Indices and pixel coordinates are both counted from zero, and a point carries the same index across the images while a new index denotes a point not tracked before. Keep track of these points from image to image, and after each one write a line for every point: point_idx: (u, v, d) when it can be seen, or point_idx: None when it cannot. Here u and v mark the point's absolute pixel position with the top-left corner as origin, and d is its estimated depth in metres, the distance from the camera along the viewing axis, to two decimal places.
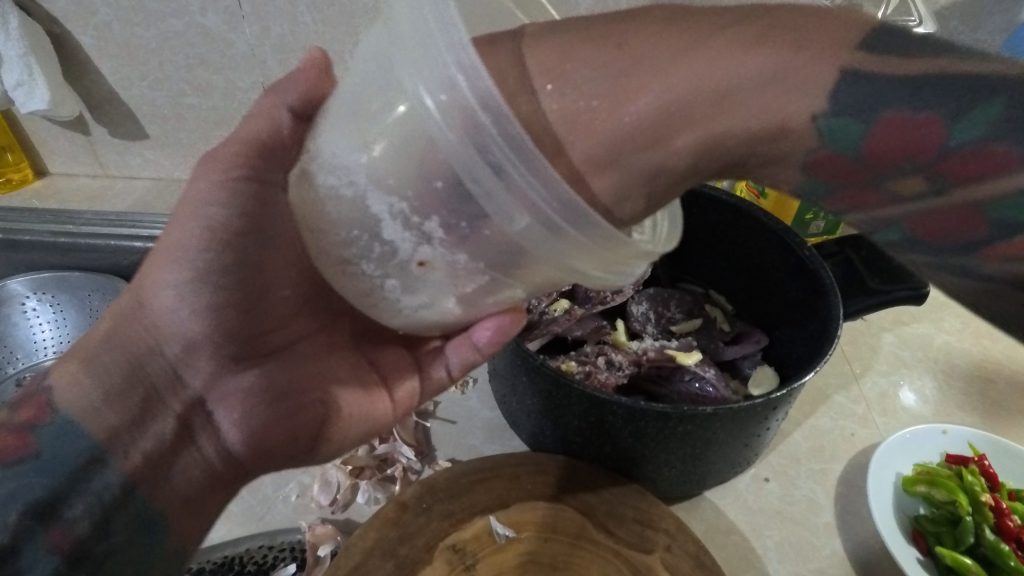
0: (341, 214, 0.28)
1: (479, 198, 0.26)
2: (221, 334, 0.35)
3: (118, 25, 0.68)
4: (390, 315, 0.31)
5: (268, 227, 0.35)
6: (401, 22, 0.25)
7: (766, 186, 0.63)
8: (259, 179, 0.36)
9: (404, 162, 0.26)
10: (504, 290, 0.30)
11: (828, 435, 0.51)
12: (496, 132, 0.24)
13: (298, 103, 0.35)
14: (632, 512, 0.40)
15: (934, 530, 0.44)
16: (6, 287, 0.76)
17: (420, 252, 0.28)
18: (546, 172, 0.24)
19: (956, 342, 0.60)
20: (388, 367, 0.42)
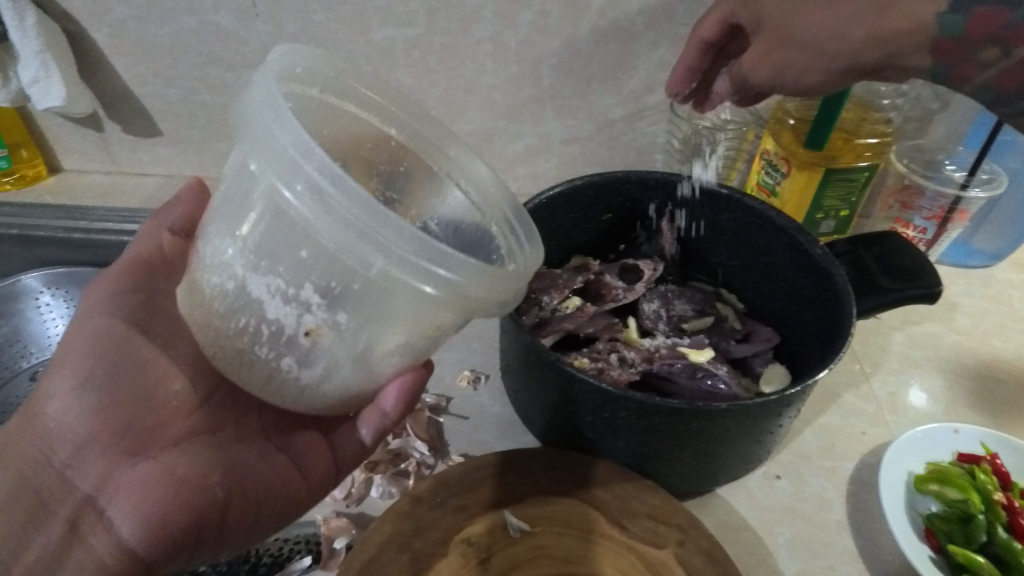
0: (231, 306, 0.33)
1: (352, 276, 0.31)
2: (110, 432, 0.38)
3: (132, 23, 0.69)
4: (292, 391, 0.35)
5: (151, 325, 0.42)
6: (252, 124, 0.31)
7: (778, 185, 0.63)
8: (144, 289, 0.43)
9: (278, 239, 0.31)
10: (396, 348, 0.34)
11: (839, 433, 0.51)
12: (342, 205, 0.28)
13: (177, 225, 0.47)
14: (645, 507, 0.41)
15: (946, 529, 0.44)
16: (21, 282, 0.77)
17: (304, 319, 0.32)
18: (390, 220, 0.28)
19: (966, 342, 0.60)
20: (304, 447, 0.43)
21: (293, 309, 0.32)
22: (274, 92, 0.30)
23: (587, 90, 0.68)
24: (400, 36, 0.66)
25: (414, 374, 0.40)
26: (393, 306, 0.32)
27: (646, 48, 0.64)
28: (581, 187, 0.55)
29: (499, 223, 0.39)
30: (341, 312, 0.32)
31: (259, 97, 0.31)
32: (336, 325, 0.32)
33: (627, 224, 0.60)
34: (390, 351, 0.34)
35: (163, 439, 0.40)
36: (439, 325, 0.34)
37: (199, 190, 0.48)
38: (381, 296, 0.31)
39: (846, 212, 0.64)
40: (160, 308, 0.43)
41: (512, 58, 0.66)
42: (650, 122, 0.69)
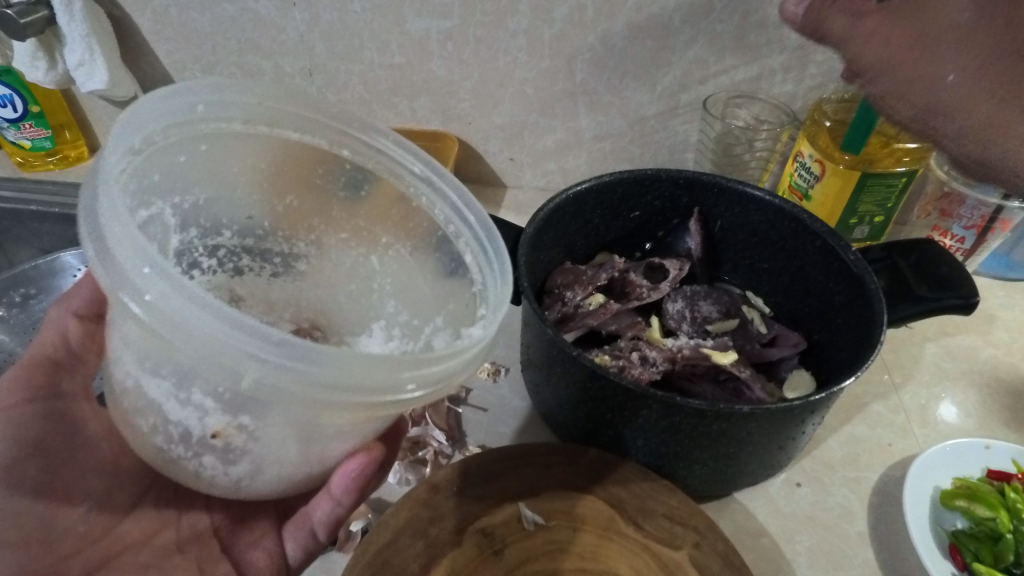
0: (135, 407, 0.31)
1: (235, 385, 0.27)
2: (4, 575, 0.36)
3: (174, 9, 0.70)
4: (226, 485, 0.33)
5: (51, 442, 0.39)
6: (95, 227, 0.27)
7: (811, 189, 0.62)
8: (45, 395, 0.40)
9: (151, 351, 0.28)
10: (326, 434, 0.31)
11: (865, 443, 0.50)
12: (191, 316, 0.25)
13: (83, 307, 0.43)
14: (662, 507, 0.40)
15: (974, 546, 0.43)
16: (60, 259, 0.80)
17: (206, 423, 0.29)
18: (256, 329, 0.25)
19: (1003, 356, 0.58)
20: (255, 540, 0.44)
21: (191, 412, 0.29)
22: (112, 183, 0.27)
23: (620, 86, 0.67)
24: (435, 28, 0.67)
25: (364, 457, 0.39)
26: (289, 408, 0.28)
27: (682, 45, 0.64)
28: (611, 183, 0.55)
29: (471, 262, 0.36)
30: (242, 415, 0.29)
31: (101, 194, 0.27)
32: (242, 427, 0.29)
33: (655, 222, 0.59)
34: (320, 439, 0.31)
35: (102, 543, 0.40)
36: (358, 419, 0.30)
37: None
38: (272, 401, 0.28)
39: (882, 218, 0.63)
40: (62, 418, 0.40)
41: (545, 52, 0.66)
42: (683, 120, 0.69)
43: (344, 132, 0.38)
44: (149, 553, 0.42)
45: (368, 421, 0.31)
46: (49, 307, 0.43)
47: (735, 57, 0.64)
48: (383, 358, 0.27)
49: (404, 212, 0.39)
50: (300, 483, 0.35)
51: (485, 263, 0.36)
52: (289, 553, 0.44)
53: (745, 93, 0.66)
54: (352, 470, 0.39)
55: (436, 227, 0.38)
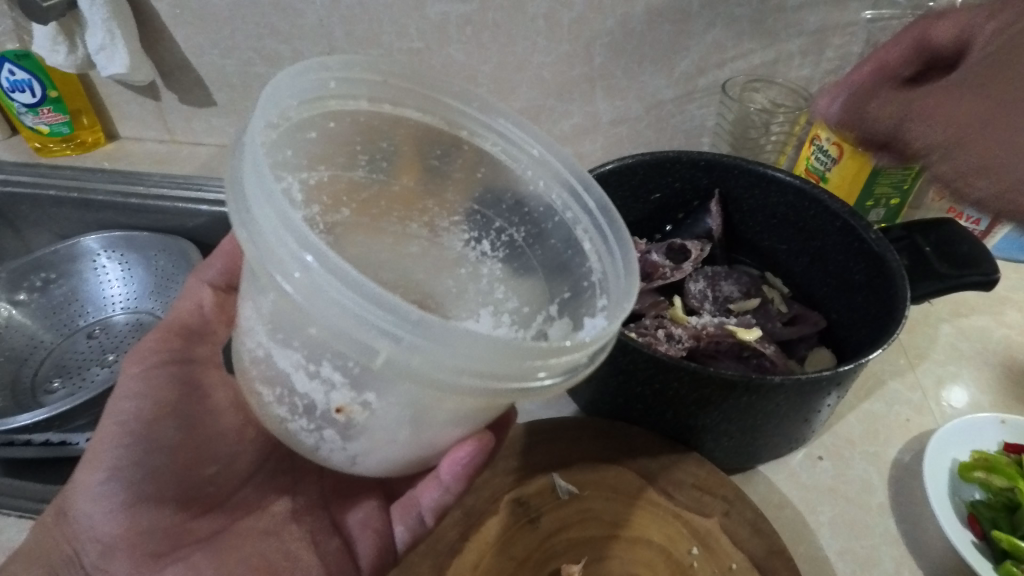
0: (263, 377, 0.33)
1: (364, 362, 0.28)
2: (141, 528, 0.37)
3: None
4: (343, 460, 0.34)
5: (191, 407, 0.41)
6: (244, 204, 0.28)
7: (827, 171, 0.63)
8: (180, 357, 0.42)
9: (286, 321, 0.30)
10: (443, 420, 0.32)
11: (883, 419, 0.51)
12: (335, 293, 0.26)
13: (219, 279, 0.46)
14: (691, 478, 0.42)
15: (991, 515, 0.44)
16: (81, 243, 0.80)
17: (331, 398, 0.31)
18: (388, 305, 0.26)
19: (1016, 336, 0.60)
20: (361, 521, 0.45)
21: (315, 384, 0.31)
22: (257, 152, 0.28)
23: (638, 71, 0.68)
24: (455, 12, 0.67)
25: (475, 444, 0.36)
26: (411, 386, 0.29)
27: (701, 29, 0.64)
28: (633, 166, 0.55)
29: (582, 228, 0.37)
30: (367, 392, 0.30)
31: (251, 166, 0.28)
32: (365, 404, 0.30)
33: (675, 205, 0.60)
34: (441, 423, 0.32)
35: (220, 509, 0.41)
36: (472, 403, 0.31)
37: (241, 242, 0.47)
38: (399, 378, 0.29)
39: (897, 201, 0.63)
40: (194, 382, 0.42)
41: (564, 37, 0.67)
42: (699, 104, 0.69)
43: (464, 113, 0.40)
44: (268, 519, 0.43)
45: (484, 407, 0.31)
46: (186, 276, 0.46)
47: (753, 41, 0.64)
48: (512, 341, 0.26)
49: (518, 197, 0.40)
50: (414, 469, 0.35)
51: (600, 236, 0.37)
52: (395, 536, 0.44)
53: (762, 77, 0.67)
54: (460, 459, 0.36)
55: (552, 212, 0.39)
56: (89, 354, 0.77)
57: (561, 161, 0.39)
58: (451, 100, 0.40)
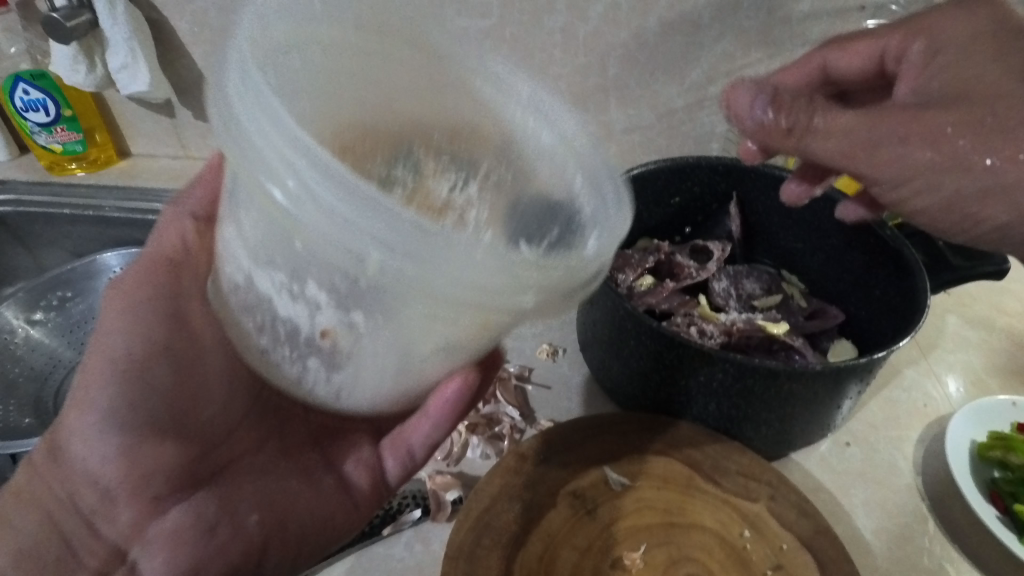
0: (242, 304, 0.33)
1: (353, 277, 0.27)
2: (139, 474, 0.37)
3: (214, 12, 0.71)
4: (329, 393, 0.34)
5: (185, 351, 0.39)
6: (223, 113, 0.27)
7: None
8: (168, 292, 0.40)
9: (272, 235, 0.29)
10: (427, 352, 0.31)
11: (903, 406, 0.54)
12: (325, 200, 0.24)
13: (200, 208, 0.44)
14: (736, 466, 0.44)
15: (1011, 490, 0.47)
16: (100, 259, 0.81)
17: (318, 320, 0.30)
18: (380, 206, 0.24)
19: (1017, 323, 0.63)
20: (356, 457, 0.44)
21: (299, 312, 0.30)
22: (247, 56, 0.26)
23: (651, 80, 0.71)
24: (473, 27, 0.69)
25: (460, 380, 0.39)
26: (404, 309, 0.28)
27: (711, 40, 0.67)
28: (656, 171, 0.58)
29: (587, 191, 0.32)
30: (354, 313, 0.29)
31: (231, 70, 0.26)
32: (352, 327, 0.30)
33: (694, 208, 0.63)
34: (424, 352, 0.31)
35: (217, 449, 0.40)
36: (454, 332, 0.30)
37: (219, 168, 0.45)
38: (384, 297, 0.28)
39: None
40: (183, 322, 0.40)
41: (580, 49, 0.69)
42: (709, 112, 0.72)
43: (445, 46, 0.35)
44: (261, 459, 0.42)
45: (475, 335, 0.31)
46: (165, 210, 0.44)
47: (761, 51, 0.67)
48: (504, 260, 0.25)
49: (490, 125, 0.36)
50: (399, 401, 0.36)
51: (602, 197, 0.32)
52: (390, 469, 0.44)
53: None
54: (447, 393, 0.39)
55: (549, 150, 0.34)
56: None
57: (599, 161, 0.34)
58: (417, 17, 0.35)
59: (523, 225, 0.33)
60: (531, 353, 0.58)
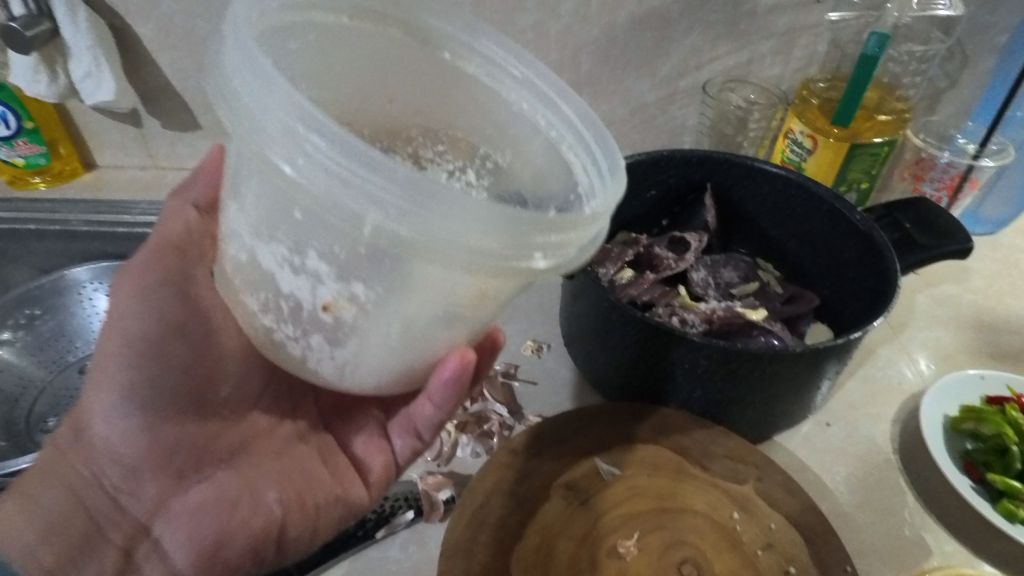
0: (248, 281, 0.34)
1: (353, 239, 0.29)
2: (159, 452, 0.40)
3: (180, 17, 0.70)
4: (333, 370, 0.35)
5: (191, 321, 0.42)
6: (228, 98, 0.29)
7: (803, 162, 0.68)
8: (176, 278, 0.42)
9: (275, 207, 0.30)
10: (430, 318, 0.32)
11: (879, 384, 0.56)
12: (329, 162, 0.26)
13: (201, 199, 0.46)
14: (723, 449, 0.45)
15: (983, 459, 0.49)
16: (68, 275, 0.78)
17: (319, 293, 0.32)
18: (377, 159, 0.26)
19: (981, 300, 0.65)
20: (365, 436, 0.47)
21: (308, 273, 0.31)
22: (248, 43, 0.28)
23: (623, 76, 0.72)
24: None
25: (459, 359, 0.38)
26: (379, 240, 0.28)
27: (680, 34, 0.68)
28: (632, 166, 0.59)
29: (578, 164, 0.37)
30: (356, 283, 0.31)
31: (238, 54, 0.28)
32: (354, 297, 0.31)
33: (670, 200, 0.64)
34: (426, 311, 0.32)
35: (232, 428, 0.43)
36: (453, 289, 0.31)
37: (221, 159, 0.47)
38: (388, 262, 0.29)
39: (868, 184, 0.68)
40: (195, 301, 0.42)
41: (552, 47, 0.70)
42: (681, 106, 0.73)
43: (444, 34, 0.39)
44: (277, 440, 0.45)
45: (472, 301, 0.33)
46: (169, 201, 0.46)
47: (728, 44, 0.69)
48: (499, 208, 0.27)
49: (506, 121, 0.40)
50: (408, 378, 0.37)
51: (587, 148, 0.37)
52: (397, 450, 0.46)
53: (737, 78, 0.71)
54: (447, 375, 0.38)
55: (538, 131, 0.39)
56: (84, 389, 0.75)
57: (574, 109, 0.39)
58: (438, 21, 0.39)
59: (541, 192, 0.38)
60: (517, 350, 0.58)
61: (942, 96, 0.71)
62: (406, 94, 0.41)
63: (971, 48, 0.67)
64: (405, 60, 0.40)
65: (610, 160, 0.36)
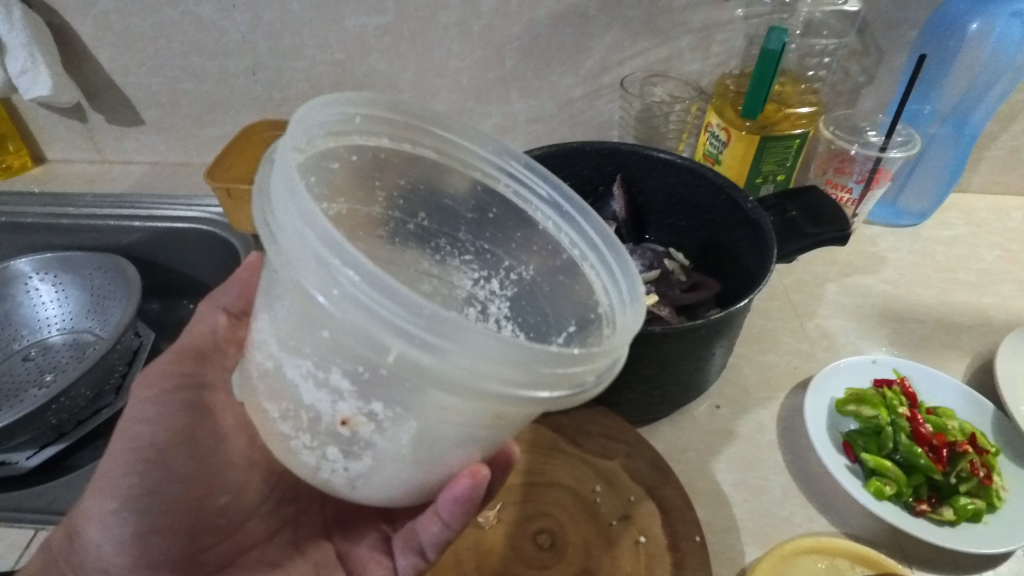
0: (271, 390, 0.34)
1: (372, 363, 0.29)
2: (147, 561, 0.39)
3: (116, 15, 0.72)
4: (345, 482, 0.35)
5: (198, 433, 0.44)
6: (275, 232, 0.30)
7: (720, 154, 0.70)
8: (192, 382, 0.46)
9: (301, 323, 0.31)
10: (445, 439, 0.32)
11: (774, 369, 0.58)
12: (362, 296, 0.27)
13: (232, 305, 0.51)
14: (598, 428, 0.46)
15: (860, 440, 0.50)
16: (12, 267, 0.78)
17: (338, 408, 0.32)
18: (395, 292, 0.27)
19: (891, 289, 0.67)
20: (362, 554, 0.48)
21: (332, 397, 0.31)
22: (293, 177, 0.29)
23: (548, 71, 0.73)
24: (372, 23, 0.71)
25: (471, 479, 0.36)
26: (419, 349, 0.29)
27: (600, 31, 0.70)
28: (540, 157, 0.61)
29: (599, 285, 0.39)
30: (375, 402, 0.31)
31: (288, 198, 0.29)
32: (372, 414, 0.31)
33: (584, 191, 0.66)
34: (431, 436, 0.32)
35: (227, 539, 0.44)
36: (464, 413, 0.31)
37: (255, 268, 0.52)
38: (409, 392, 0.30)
39: (784, 176, 0.70)
40: (206, 409, 0.46)
41: (477, 43, 0.72)
42: (607, 100, 0.75)
43: (474, 155, 0.44)
44: (270, 551, 0.46)
45: (490, 425, 0.32)
46: (200, 306, 0.51)
47: (648, 40, 0.70)
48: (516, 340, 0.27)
49: (530, 237, 0.44)
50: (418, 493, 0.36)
51: (607, 267, 0.40)
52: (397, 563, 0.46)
53: (660, 73, 0.73)
54: (457, 492, 0.37)
55: (561, 250, 0.43)
56: (26, 376, 0.76)
57: (595, 231, 0.41)
58: (457, 139, 0.43)
59: (558, 310, 0.41)
60: None
61: (862, 90, 0.72)
62: (414, 172, 0.43)
63: (885, 43, 0.68)
64: (423, 163, 0.43)
65: (629, 287, 0.37)
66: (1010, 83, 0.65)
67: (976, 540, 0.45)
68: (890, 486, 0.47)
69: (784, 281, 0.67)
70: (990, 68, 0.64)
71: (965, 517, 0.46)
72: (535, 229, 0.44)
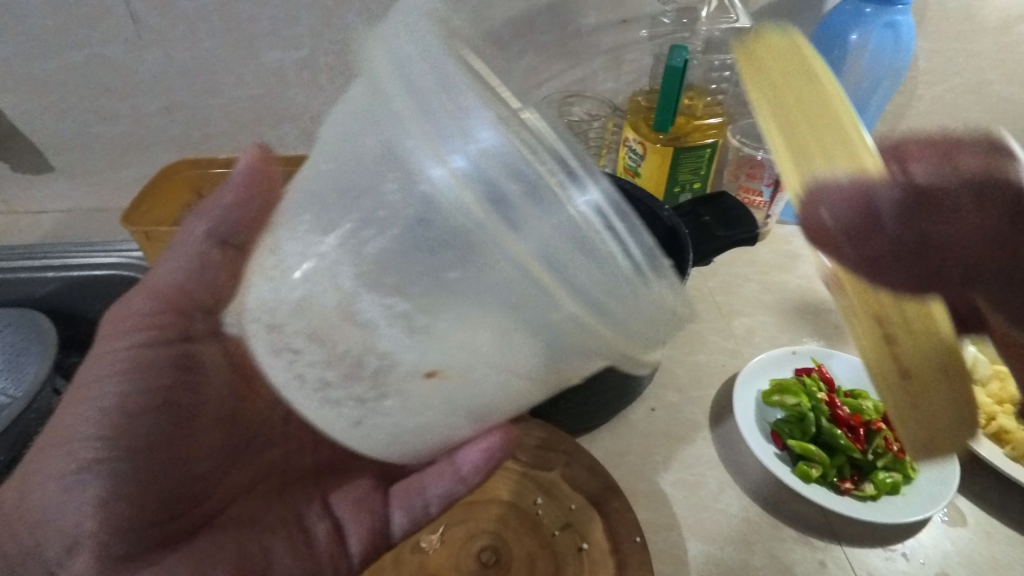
0: (279, 319, 0.33)
1: (450, 261, 0.30)
2: (118, 519, 0.36)
3: (15, 61, 0.69)
4: (358, 431, 0.35)
5: (181, 402, 0.43)
6: (378, 130, 0.31)
7: (639, 167, 0.73)
8: (180, 319, 0.45)
9: (407, 244, 0.30)
10: (490, 384, 0.32)
11: (704, 368, 0.60)
12: (502, 167, 0.28)
13: (232, 214, 0.44)
14: (536, 440, 0.47)
15: (786, 428, 0.53)
16: None
17: (428, 358, 0.31)
18: (542, 195, 0.29)
19: (805, 283, 0.71)
20: (356, 499, 0.44)
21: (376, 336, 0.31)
22: (411, 45, 0.29)
23: None
24: (289, 58, 0.71)
25: (502, 435, 0.40)
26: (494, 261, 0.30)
27: (516, 55, 0.72)
28: None
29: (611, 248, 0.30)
30: (416, 310, 0.30)
31: (393, 53, 0.30)
32: (411, 323, 0.31)
33: None
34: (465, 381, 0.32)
35: (201, 508, 0.41)
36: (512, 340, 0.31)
37: (263, 162, 0.45)
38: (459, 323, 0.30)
39: (700, 184, 0.73)
40: (194, 366, 0.45)
41: None
42: None
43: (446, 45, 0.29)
44: (270, 520, 0.42)
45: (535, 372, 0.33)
46: (187, 219, 0.45)
47: (562, 62, 0.73)
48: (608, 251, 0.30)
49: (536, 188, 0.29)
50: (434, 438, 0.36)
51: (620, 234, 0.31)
52: (395, 525, 0.42)
53: (576, 93, 0.76)
54: (485, 446, 0.40)
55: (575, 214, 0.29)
56: None
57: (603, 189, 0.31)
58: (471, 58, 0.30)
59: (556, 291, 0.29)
60: None
61: None
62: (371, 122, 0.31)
63: None
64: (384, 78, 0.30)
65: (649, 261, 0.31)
66: (892, 84, 0.71)
67: (896, 512, 0.48)
68: (815, 469, 0.50)
69: (708, 284, 0.70)
70: (872, 73, 0.70)
71: (884, 491, 0.48)
72: (540, 191, 0.29)
